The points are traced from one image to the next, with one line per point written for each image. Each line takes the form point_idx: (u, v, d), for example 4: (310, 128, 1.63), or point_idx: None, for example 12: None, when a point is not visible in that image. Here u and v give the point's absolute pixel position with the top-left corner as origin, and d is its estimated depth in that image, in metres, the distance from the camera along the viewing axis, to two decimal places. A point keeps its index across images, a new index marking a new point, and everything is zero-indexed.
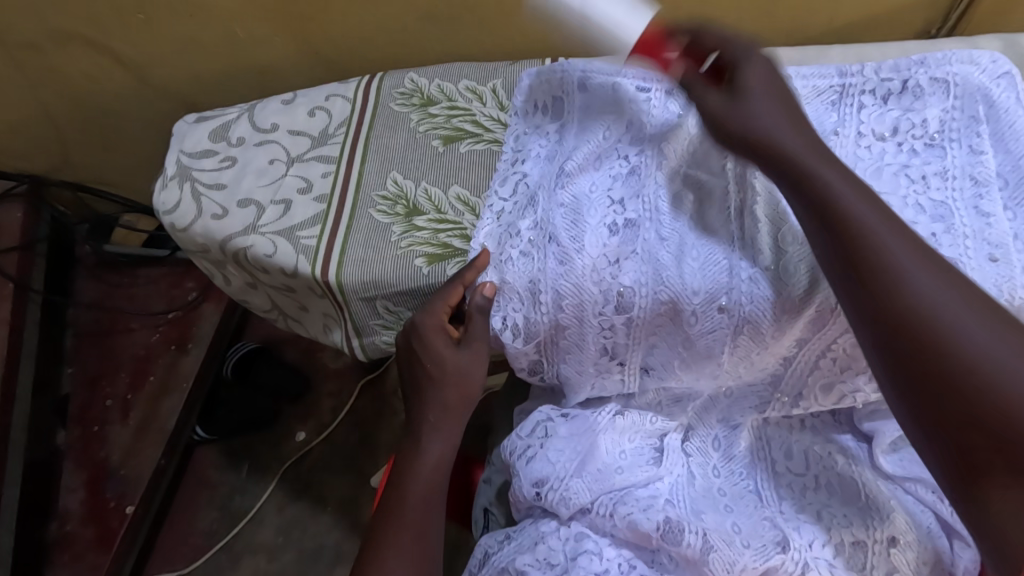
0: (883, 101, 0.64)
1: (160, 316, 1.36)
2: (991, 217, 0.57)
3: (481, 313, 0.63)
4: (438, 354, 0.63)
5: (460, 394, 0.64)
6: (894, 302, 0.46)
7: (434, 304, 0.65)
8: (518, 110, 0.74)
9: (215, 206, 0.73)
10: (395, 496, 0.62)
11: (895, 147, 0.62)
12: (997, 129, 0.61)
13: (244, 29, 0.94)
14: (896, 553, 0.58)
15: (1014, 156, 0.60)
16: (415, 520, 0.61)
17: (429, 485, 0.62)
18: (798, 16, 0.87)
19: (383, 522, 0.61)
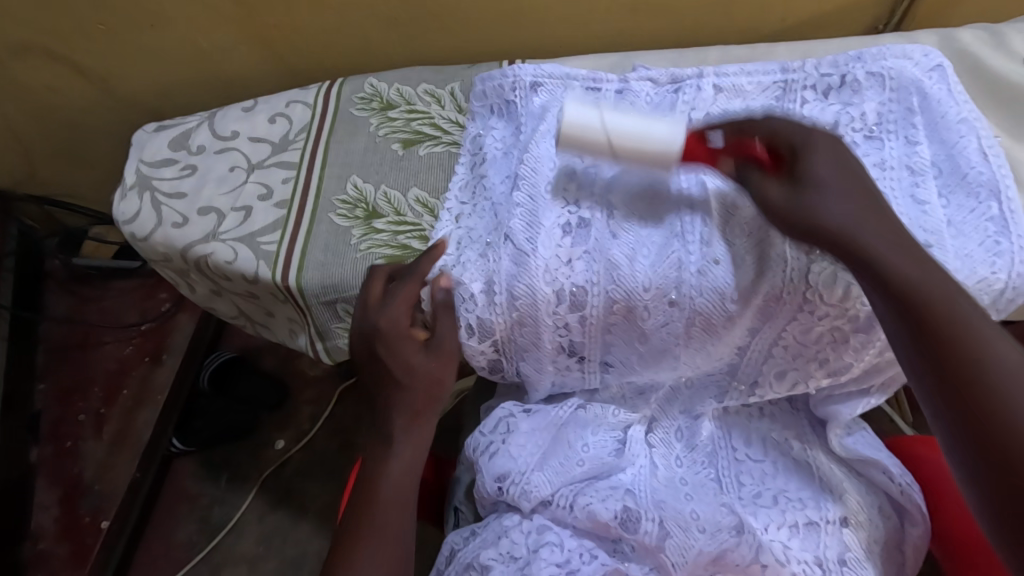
0: (824, 96, 0.66)
1: (132, 329, 1.36)
2: (927, 204, 0.59)
3: (444, 307, 0.63)
4: (404, 360, 0.63)
5: (430, 399, 0.64)
6: (971, 388, 0.46)
7: (394, 298, 0.64)
8: (476, 117, 0.75)
9: (176, 215, 0.73)
10: (365, 502, 0.62)
11: (836, 140, 0.63)
12: (931, 119, 0.64)
13: (208, 39, 0.94)
14: (848, 532, 0.61)
15: (947, 145, 0.62)
16: (387, 526, 0.61)
17: (399, 493, 0.63)
18: (749, 15, 0.89)
19: (353, 530, 0.61)
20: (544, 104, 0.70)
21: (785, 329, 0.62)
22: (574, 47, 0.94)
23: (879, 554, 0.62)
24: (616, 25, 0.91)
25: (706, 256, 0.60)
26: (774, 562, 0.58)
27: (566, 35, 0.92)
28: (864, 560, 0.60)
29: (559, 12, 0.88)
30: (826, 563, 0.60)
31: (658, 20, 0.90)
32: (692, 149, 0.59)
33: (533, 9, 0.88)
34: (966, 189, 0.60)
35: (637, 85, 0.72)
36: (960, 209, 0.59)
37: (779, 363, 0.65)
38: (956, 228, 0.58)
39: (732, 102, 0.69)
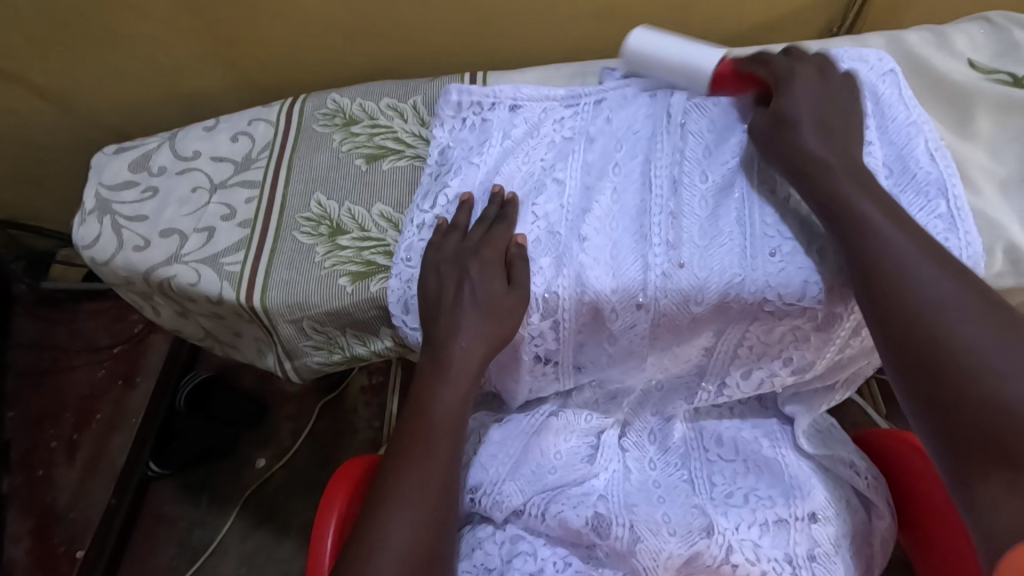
0: None
1: (104, 351, 1.35)
2: None
3: (522, 258, 0.62)
4: (485, 283, 0.61)
5: (499, 328, 0.60)
6: (901, 297, 0.51)
7: (487, 238, 0.63)
8: (441, 125, 0.75)
9: (137, 238, 0.72)
10: (418, 417, 0.60)
11: None
12: (881, 121, 0.65)
13: (169, 55, 0.93)
14: (816, 528, 0.62)
15: (897, 147, 0.63)
16: (437, 451, 0.59)
17: (453, 416, 0.60)
18: (707, 21, 0.91)
19: (404, 441, 0.60)
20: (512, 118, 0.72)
21: (747, 328, 0.63)
22: (537, 56, 0.95)
23: (848, 548, 0.63)
24: (577, 34, 0.92)
25: (669, 260, 0.61)
26: (743, 561, 0.59)
27: (529, 45, 0.93)
28: (833, 554, 0.62)
29: (521, 22, 0.89)
30: (795, 559, 0.60)
31: (619, 28, 0.91)
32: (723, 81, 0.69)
33: (494, 20, 0.89)
34: (913, 188, 0.61)
35: (604, 90, 0.72)
36: (910, 208, 0.60)
37: (744, 362, 0.66)
38: None
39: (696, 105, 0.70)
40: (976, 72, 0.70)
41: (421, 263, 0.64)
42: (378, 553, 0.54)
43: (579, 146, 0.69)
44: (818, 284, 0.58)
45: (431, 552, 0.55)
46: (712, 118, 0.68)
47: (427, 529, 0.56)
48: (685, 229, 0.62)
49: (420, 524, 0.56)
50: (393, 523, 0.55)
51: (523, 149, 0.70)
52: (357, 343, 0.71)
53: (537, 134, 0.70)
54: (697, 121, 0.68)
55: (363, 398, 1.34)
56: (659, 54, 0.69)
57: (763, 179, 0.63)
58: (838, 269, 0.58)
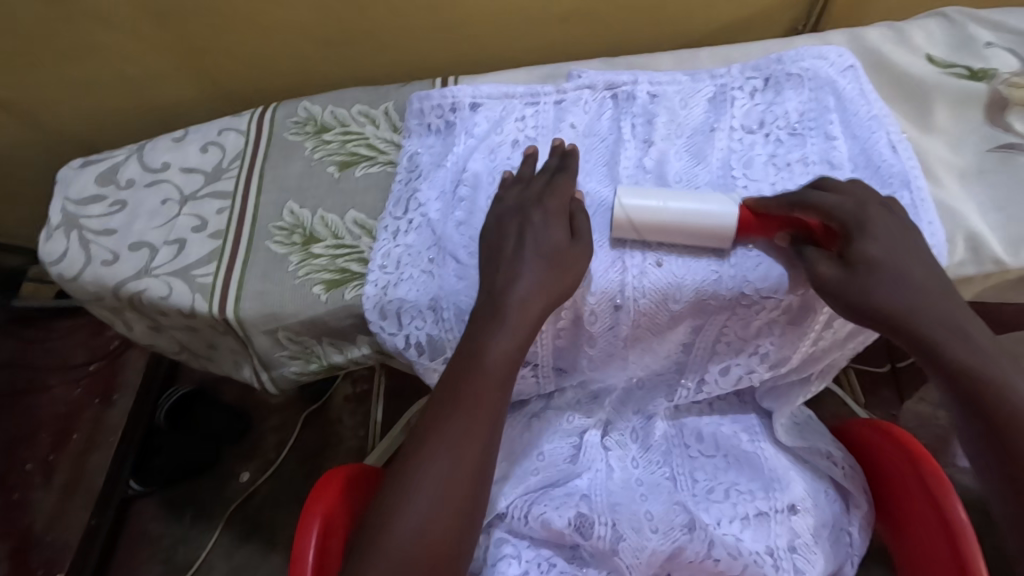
0: (751, 96, 0.69)
1: (80, 369, 1.32)
2: None
3: (584, 212, 0.62)
4: (548, 233, 0.60)
5: (560, 280, 0.58)
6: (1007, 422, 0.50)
7: (552, 188, 0.63)
8: (414, 131, 0.75)
9: (106, 252, 0.71)
10: (472, 360, 0.57)
11: (763, 138, 0.66)
12: (846, 117, 0.66)
13: (136, 66, 0.92)
14: (796, 519, 0.63)
15: (861, 141, 0.64)
16: (485, 402, 0.57)
17: (505, 371, 0.57)
18: (677, 22, 0.92)
19: (455, 385, 0.58)
20: (485, 119, 0.72)
21: (722, 324, 0.63)
22: (510, 59, 0.95)
23: (827, 538, 0.64)
24: (548, 37, 0.92)
25: (646, 259, 0.61)
26: (723, 555, 0.60)
27: (501, 49, 0.93)
28: (813, 545, 0.62)
29: (492, 27, 0.89)
30: (776, 551, 0.61)
31: (590, 30, 0.92)
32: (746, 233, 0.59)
33: (465, 25, 0.89)
34: (879, 180, 0.62)
35: (576, 93, 0.73)
36: None
37: (722, 358, 0.67)
38: None
39: (671, 105, 0.71)
40: (935, 66, 0.71)
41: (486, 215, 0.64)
42: (409, 506, 0.54)
43: (551, 149, 0.70)
44: (791, 277, 0.59)
45: (469, 506, 0.55)
46: (683, 119, 0.69)
47: (467, 474, 0.55)
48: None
49: (459, 471, 0.55)
50: (433, 462, 0.55)
51: (491, 152, 0.69)
52: (334, 352, 0.71)
53: (509, 136, 0.70)
54: (672, 123, 0.69)
55: (348, 408, 1.33)
56: (650, 209, 0.60)
57: (733, 176, 0.64)
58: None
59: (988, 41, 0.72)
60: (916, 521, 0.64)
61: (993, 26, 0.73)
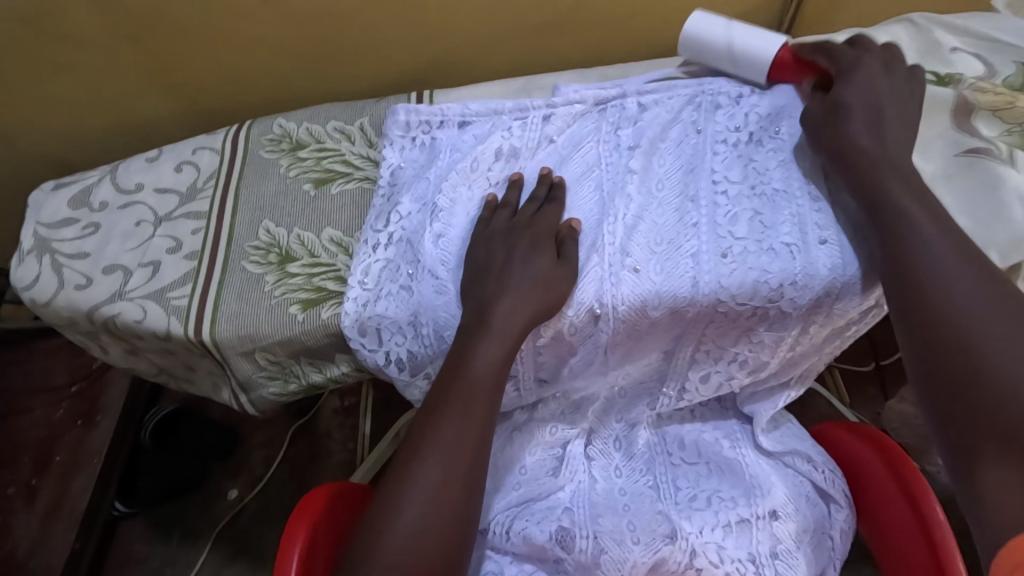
0: (736, 101, 0.70)
1: (63, 391, 1.31)
2: (820, 202, 0.62)
3: (575, 238, 0.62)
4: (533, 256, 0.61)
5: (546, 297, 0.59)
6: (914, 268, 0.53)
7: (540, 215, 0.64)
8: (392, 142, 0.74)
9: (79, 276, 0.70)
10: (456, 371, 0.58)
11: (748, 139, 0.67)
12: None
13: (109, 86, 0.91)
14: (777, 525, 0.63)
15: None
16: (473, 411, 0.57)
17: (491, 382, 0.57)
18: (649, 33, 0.93)
19: (442, 393, 0.58)
20: (472, 126, 0.72)
21: (700, 330, 0.64)
22: (486, 71, 0.96)
23: (809, 542, 0.64)
24: (524, 49, 0.93)
25: (623, 265, 0.61)
26: (705, 564, 0.60)
27: (476, 63, 0.94)
28: (796, 550, 0.62)
29: (466, 40, 0.90)
30: (758, 558, 0.61)
31: (565, 41, 0.92)
32: (787, 65, 0.70)
33: (439, 39, 0.89)
34: None
35: (565, 109, 0.72)
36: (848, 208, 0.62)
37: (702, 365, 0.67)
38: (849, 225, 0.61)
39: (654, 112, 0.71)
40: None
41: (471, 235, 0.64)
42: (396, 519, 0.54)
43: (531, 161, 0.70)
44: (768, 282, 0.59)
45: (457, 517, 0.55)
46: (668, 125, 0.70)
47: (455, 486, 0.55)
48: (642, 237, 0.63)
49: (448, 482, 0.55)
50: (423, 470, 0.55)
51: (471, 164, 0.69)
52: (312, 371, 0.70)
53: (494, 145, 0.70)
54: (652, 130, 0.70)
55: (336, 421, 1.32)
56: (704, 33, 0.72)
57: (714, 180, 0.65)
58: (785, 269, 0.59)
59: (954, 46, 0.73)
60: (898, 529, 0.64)
61: (957, 32, 0.75)
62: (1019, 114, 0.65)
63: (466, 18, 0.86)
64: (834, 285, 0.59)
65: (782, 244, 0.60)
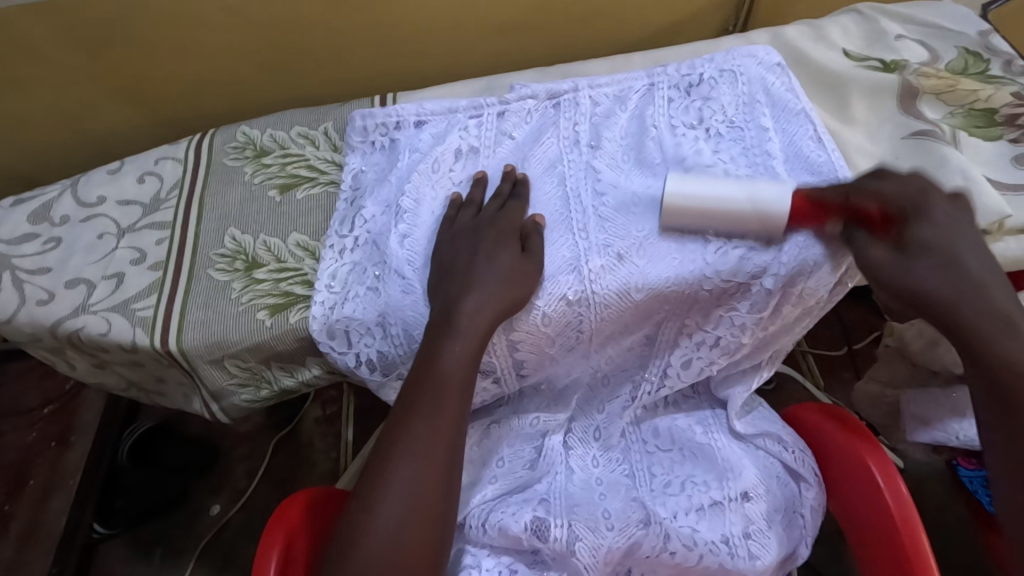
0: (686, 94, 0.71)
1: (35, 413, 1.28)
2: (788, 180, 0.63)
3: (540, 232, 0.63)
4: (499, 252, 0.61)
5: (513, 293, 0.59)
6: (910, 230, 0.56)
7: (504, 212, 0.64)
8: (355, 148, 0.75)
9: (40, 291, 0.69)
10: (426, 371, 0.58)
11: (704, 133, 0.68)
12: (777, 113, 0.69)
13: (69, 99, 0.90)
14: (750, 506, 0.64)
15: (790, 134, 0.67)
16: (446, 409, 0.57)
17: (460, 379, 0.57)
18: (610, 29, 0.95)
19: (412, 394, 0.58)
20: (430, 126, 0.73)
21: (683, 310, 0.64)
22: (450, 71, 0.96)
23: (781, 521, 0.65)
24: (487, 47, 0.93)
25: (606, 254, 0.62)
26: (678, 546, 0.61)
27: (440, 64, 0.94)
28: (768, 530, 0.64)
29: (428, 40, 0.90)
30: (731, 539, 0.62)
31: (527, 38, 0.93)
32: (802, 213, 0.59)
33: (401, 42, 0.90)
34: (812, 169, 0.64)
35: (518, 105, 0.73)
36: (812, 185, 0.63)
37: (683, 348, 0.67)
38: None
39: (610, 110, 0.72)
40: (851, 60, 0.75)
41: (435, 235, 0.65)
42: (372, 521, 0.54)
43: (493, 159, 0.70)
44: (754, 259, 0.60)
45: (433, 515, 0.55)
46: (625, 123, 0.71)
47: (432, 486, 0.55)
48: (612, 227, 0.64)
49: (423, 479, 0.55)
50: (398, 471, 0.55)
51: (432, 163, 0.69)
52: (284, 376, 0.70)
53: (453, 145, 0.71)
54: (613, 129, 0.71)
55: (319, 430, 1.31)
56: (706, 194, 0.60)
57: (686, 167, 0.65)
58: (763, 247, 0.60)
59: (898, 33, 0.76)
60: (861, 506, 0.67)
61: (901, 19, 0.77)
62: (960, 97, 0.70)
63: (427, 16, 0.87)
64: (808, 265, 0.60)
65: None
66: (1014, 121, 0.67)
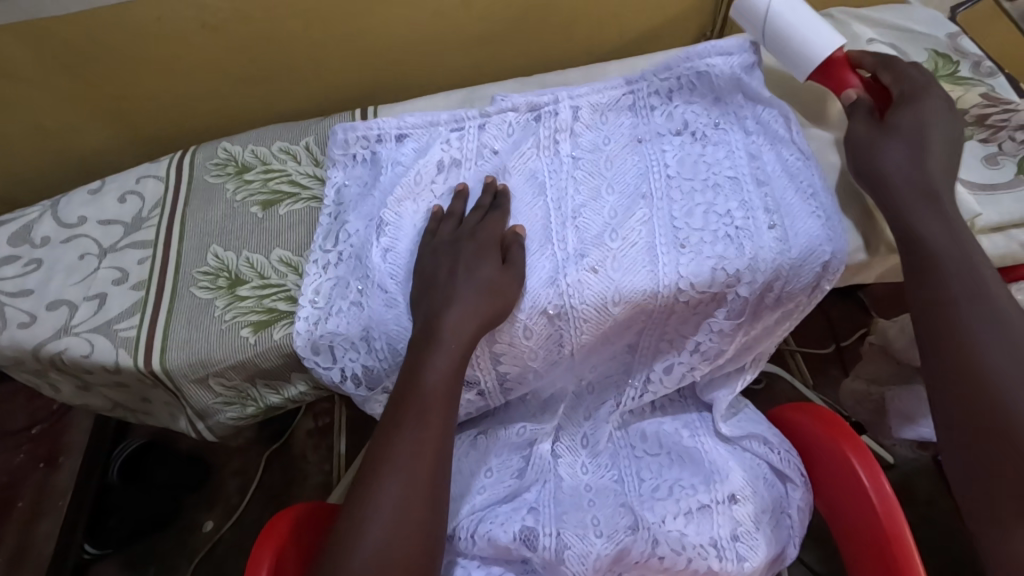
0: (668, 99, 0.71)
1: (21, 435, 1.24)
2: (767, 186, 0.66)
3: (520, 243, 0.63)
4: (480, 265, 0.62)
5: (494, 306, 0.60)
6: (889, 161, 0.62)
7: (483, 224, 0.65)
8: (337, 160, 0.75)
9: (22, 314, 0.69)
10: (410, 385, 0.58)
11: (689, 139, 0.69)
12: (755, 115, 0.70)
13: (48, 117, 0.89)
14: (737, 508, 0.65)
15: (772, 138, 0.69)
16: (431, 421, 0.57)
17: (445, 392, 0.58)
18: (591, 36, 0.96)
19: (397, 408, 0.58)
20: (417, 137, 0.73)
21: (664, 319, 0.65)
22: (432, 83, 0.97)
23: (769, 523, 0.66)
24: (468, 58, 0.94)
25: (583, 266, 0.63)
26: (667, 550, 0.62)
27: (422, 75, 0.95)
28: (755, 532, 0.64)
29: (410, 53, 0.91)
30: (719, 542, 0.63)
31: (508, 48, 0.94)
32: (837, 71, 0.67)
33: (382, 55, 0.90)
34: (791, 176, 0.67)
35: (498, 117, 0.73)
36: (792, 191, 0.66)
37: (665, 355, 0.68)
38: (797, 209, 0.65)
39: (594, 119, 0.72)
40: None
41: (418, 248, 0.65)
42: (359, 536, 0.54)
43: (473, 172, 0.71)
44: (726, 268, 0.61)
45: (420, 527, 0.55)
46: (616, 130, 0.71)
47: (418, 499, 0.55)
48: (595, 237, 0.65)
49: (410, 493, 0.55)
50: (384, 486, 0.55)
51: (413, 174, 0.70)
52: (269, 393, 0.70)
53: (435, 157, 0.71)
54: (594, 135, 0.71)
55: (311, 443, 1.30)
56: (785, 4, 0.67)
57: (669, 176, 0.67)
58: (740, 253, 0.62)
59: (870, 37, 0.77)
60: (848, 507, 0.67)
61: (872, 24, 0.79)
62: None
63: (408, 28, 0.87)
64: (788, 263, 0.62)
65: (735, 229, 0.63)
66: (983, 122, 0.69)
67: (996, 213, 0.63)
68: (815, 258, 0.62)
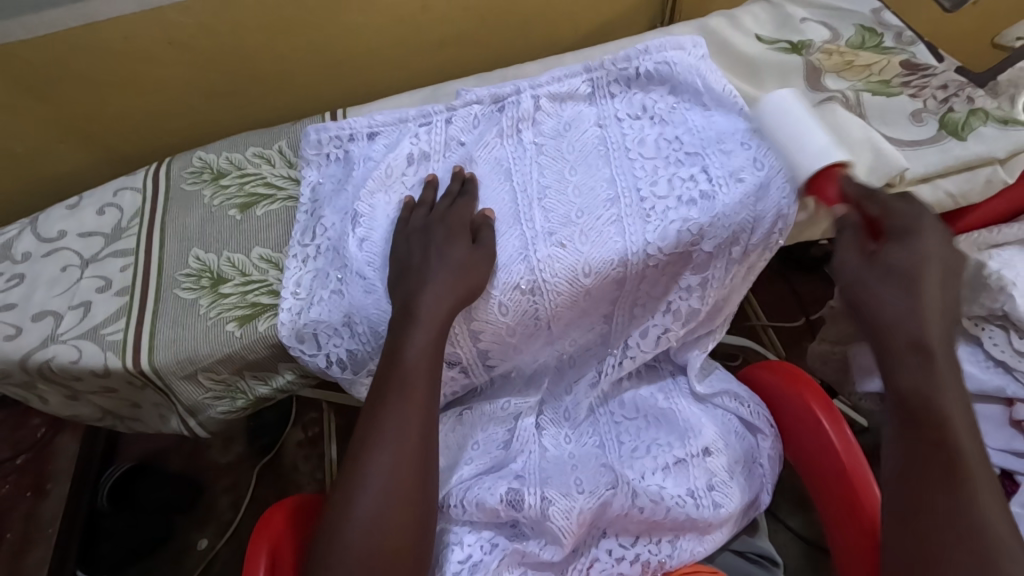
0: (627, 87, 0.75)
1: (6, 465, 1.21)
2: (732, 151, 0.68)
3: (489, 225, 0.67)
4: (450, 247, 0.65)
5: (466, 285, 0.63)
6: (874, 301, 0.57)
7: (454, 208, 0.68)
8: (309, 162, 0.78)
9: (7, 327, 0.70)
10: (393, 365, 0.61)
11: (648, 120, 0.73)
12: (713, 87, 0.73)
13: (22, 142, 0.90)
14: (711, 460, 0.69)
15: (731, 105, 0.72)
16: (416, 397, 0.60)
17: (425, 369, 0.61)
18: (549, 27, 1.00)
19: (380, 390, 0.61)
20: (384, 133, 0.76)
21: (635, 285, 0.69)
22: (398, 85, 1.00)
23: (741, 472, 0.70)
24: (431, 59, 0.98)
25: (553, 243, 0.67)
26: (648, 504, 0.65)
27: (388, 78, 0.98)
28: (729, 481, 0.68)
29: (374, 57, 0.94)
30: (697, 492, 0.67)
31: (469, 48, 0.98)
32: (821, 186, 0.63)
33: (347, 60, 0.93)
34: (752, 139, 0.69)
35: (464, 110, 0.77)
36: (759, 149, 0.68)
37: (640, 323, 0.72)
38: (760, 163, 0.67)
39: (554, 107, 0.75)
40: (764, 45, 0.81)
41: (394, 234, 0.68)
42: (354, 509, 0.57)
43: (443, 162, 0.74)
44: (689, 232, 0.65)
45: (412, 496, 0.58)
46: (569, 116, 0.75)
47: (408, 469, 0.58)
48: (560, 215, 0.68)
49: (399, 463, 0.58)
50: (375, 459, 0.58)
51: (385, 166, 0.73)
52: (258, 384, 0.72)
53: (405, 150, 0.74)
54: (555, 121, 0.75)
55: (302, 453, 1.31)
56: (789, 120, 0.66)
57: (631, 156, 0.70)
58: (703, 213, 0.65)
59: (803, 16, 0.83)
60: (817, 451, 0.71)
61: (805, 5, 0.85)
62: (858, 73, 0.77)
63: (370, 34, 0.91)
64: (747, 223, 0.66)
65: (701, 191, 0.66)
66: (909, 86, 0.75)
67: (921, 166, 0.69)
68: (778, 213, 0.65)
